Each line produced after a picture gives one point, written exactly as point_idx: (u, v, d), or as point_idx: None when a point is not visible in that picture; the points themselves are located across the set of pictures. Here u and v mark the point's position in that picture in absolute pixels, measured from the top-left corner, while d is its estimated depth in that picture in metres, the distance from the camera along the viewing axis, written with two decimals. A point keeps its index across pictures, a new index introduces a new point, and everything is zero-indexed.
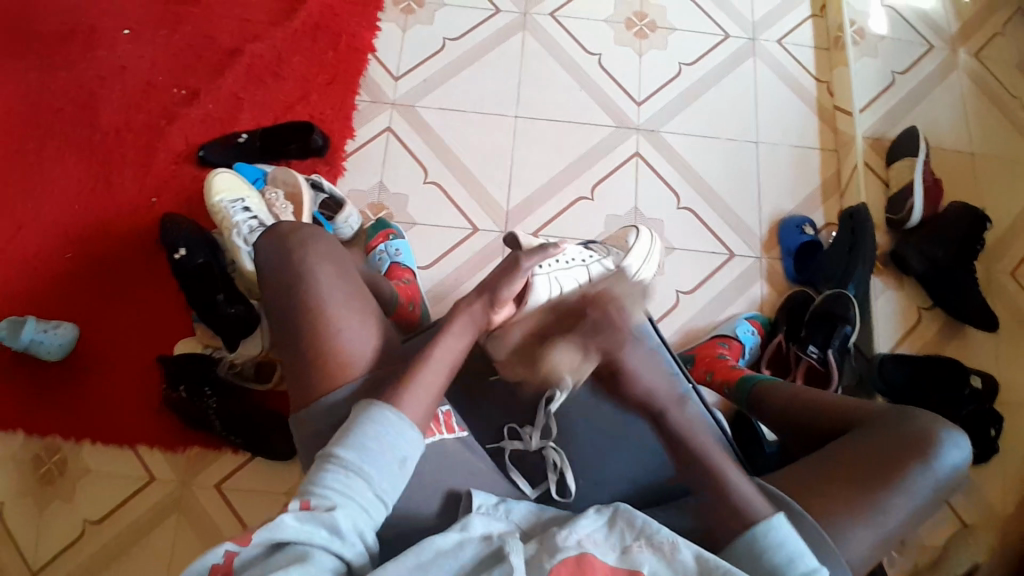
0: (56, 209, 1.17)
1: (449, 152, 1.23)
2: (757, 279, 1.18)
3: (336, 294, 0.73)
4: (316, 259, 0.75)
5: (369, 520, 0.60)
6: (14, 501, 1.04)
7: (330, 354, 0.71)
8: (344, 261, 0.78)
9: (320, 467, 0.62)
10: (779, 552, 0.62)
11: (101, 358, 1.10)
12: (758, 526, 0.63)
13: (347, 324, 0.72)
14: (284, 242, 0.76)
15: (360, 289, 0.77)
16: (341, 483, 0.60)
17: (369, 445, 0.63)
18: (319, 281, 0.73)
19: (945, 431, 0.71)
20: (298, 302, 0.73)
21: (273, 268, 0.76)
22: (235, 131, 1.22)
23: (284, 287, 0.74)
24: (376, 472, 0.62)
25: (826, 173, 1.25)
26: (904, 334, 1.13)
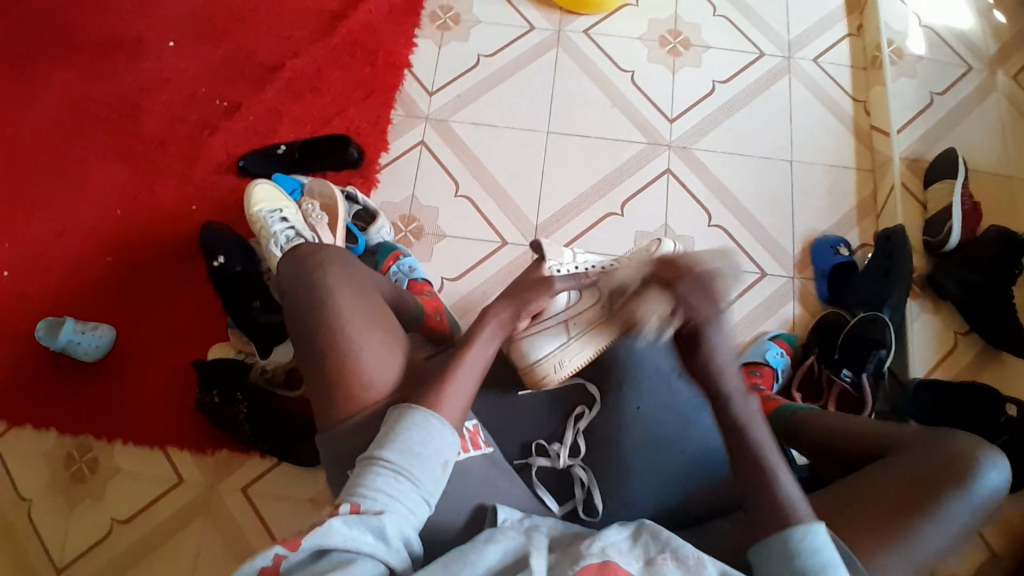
0: (100, 215, 1.21)
1: (480, 166, 1.25)
2: (788, 299, 1.17)
3: (352, 311, 0.75)
4: (333, 279, 0.77)
5: (412, 523, 0.63)
6: (49, 497, 1.07)
7: (348, 371, 0.72)
8: (361, 280, 0.80)
9: (365, 471, 0.64)
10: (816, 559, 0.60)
11: (137, 360, 1.13)
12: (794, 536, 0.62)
13: (362, 343, 0.73)
14: (303, 262, 0.78)
15: (378, 308, 0.79)
16: (387, 487, 0.63)
17: (414, 450, 0.66)
18: (337, 299, 0.75)
19: (984, 455, 0.70)
20: (317, 320, 0.74)
21: (292, 289, 0.78)
22: (274, 143, 1.25)
23: (303, 306, 0.76)
24: (421, 476, 0.65)
25: (862, 194, 1.23)
26: (939, 360, 1.11)
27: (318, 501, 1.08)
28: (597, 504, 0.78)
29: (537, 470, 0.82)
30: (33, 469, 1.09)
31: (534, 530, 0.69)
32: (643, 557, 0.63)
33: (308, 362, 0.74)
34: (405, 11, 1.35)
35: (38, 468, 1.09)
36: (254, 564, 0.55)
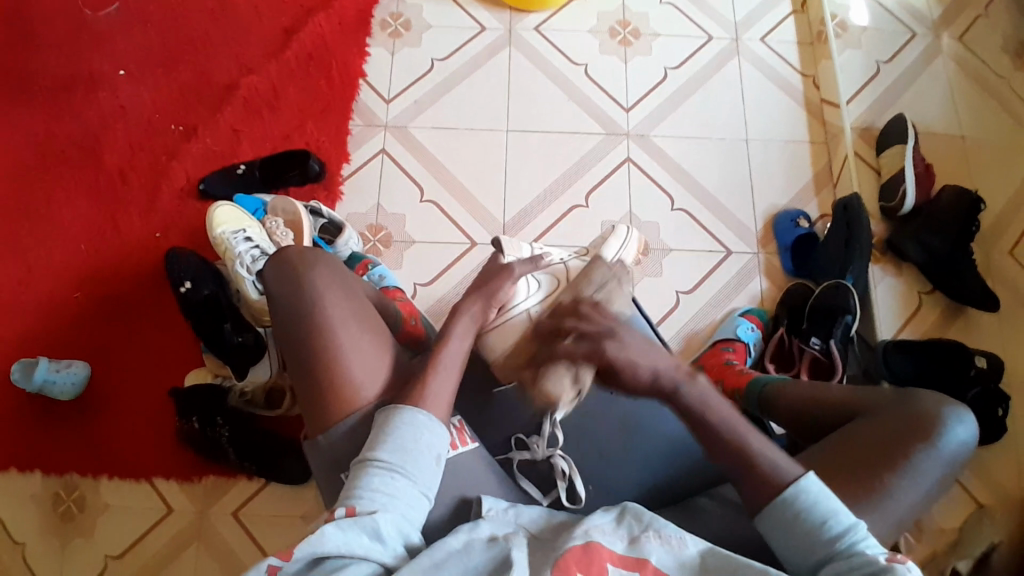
0: (66, 252, 1.20)
1: (443, 169, 1.26)
2: (756, 274, 1.19)
3: (341, 312, 0.77)
4: (322, 282, 0.79)
5: (409, 519, 0.67)
6: (38, 539, 1.06)
7: (337, 375, 0.75)
8: (347, 282, 0.82)
9: (360, 472, 0.68)
10: (814, 510, 0.64)
11: (114, 395, 1.12)
12: (793, 490, 0.65)
13: (350, 348, 0.76)
14: (291, 265, 0.81)
15: (365, 307, 0.81)
16: (383, 485, 0.67)
17: (406, 447, 0.70)
18: (325, 301, 0.78)
19: (950, 410, 0.73)
20: (308, 322, 0.77)
21: (279, 292, 0.80)
22: (234, 164, 1.24)
23: (291, 308, 0.78)
24: (414, 471, 0.69)
25: (818, 166, 1.26)
26: (907, 320, 1.13)
27: (309, 517, 1.08)
28: (580, 490, 0.81)
29: (517, 463, 0.85)
30: (19, 513, 1.07)
31: (520, 520, 0.72)
32: (627, 536, 0.67)
33: (299, 368, 0.76)
34: (355, 21, 1.35)
35: (23, 512, 1.07)
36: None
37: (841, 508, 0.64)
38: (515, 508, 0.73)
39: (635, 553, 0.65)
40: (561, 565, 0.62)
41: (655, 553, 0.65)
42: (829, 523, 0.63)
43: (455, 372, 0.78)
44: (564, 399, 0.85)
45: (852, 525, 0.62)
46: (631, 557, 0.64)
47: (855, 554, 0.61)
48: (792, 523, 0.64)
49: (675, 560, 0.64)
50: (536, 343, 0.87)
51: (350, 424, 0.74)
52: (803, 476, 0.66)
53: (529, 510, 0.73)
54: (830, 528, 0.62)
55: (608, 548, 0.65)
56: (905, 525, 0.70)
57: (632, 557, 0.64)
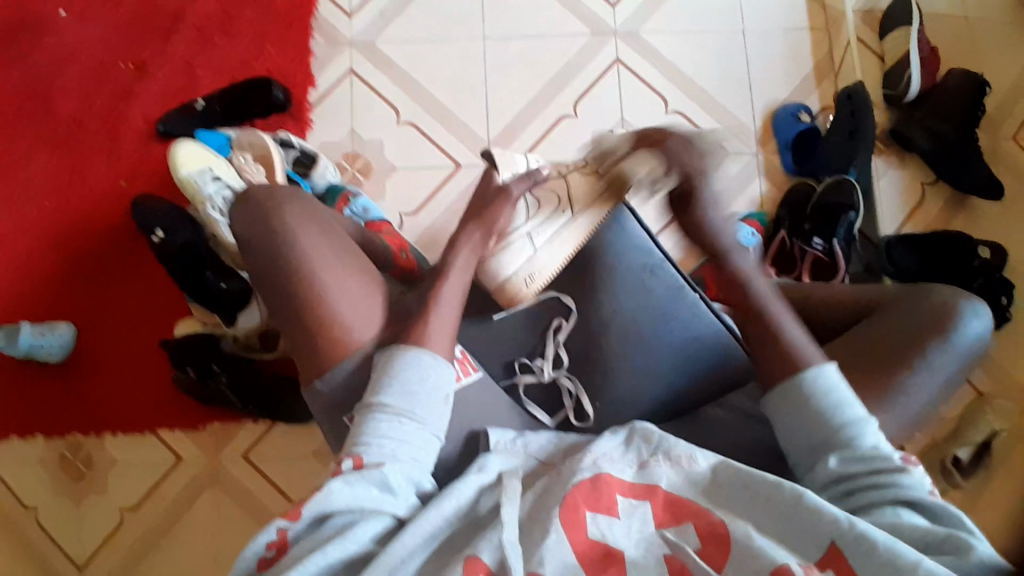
0: (28, 208, 1.13)
1: (418, 87, 1.17)
2: (756, 176, 1.14)
3: (318, 250, 0.73)
4: (293, 220, 0.74)
5: (419, 464, 0.66)
6: (53, 499, 1.06)
7: (326, 319, 0.71)
8: (323, 217, 0.78)
9: (366, 419, 0.66)
10: (826, 399, 0.66)
11: (105, 353, 1.09)
12: (810, 372, 0.68)
13: (336, 291, 0.72)
14: (258, 207, 0.75)
15: (345, 243, 0.77)
16: (391, 430, 0.66)
17: (411, 390, 0.68)
18: (299, 240, 0.73)
19: (966, 303, 0.74)
20: (285, 265, 0.73)
21: (249, 233, 0.75)
22: (191, 99, 1.15)
23: (264, 249, 0.74)
24: (421, 414, 0.68)
25: (819, 55, 1.17)
26: (911, 213, 1.10)
27: (321, 454, 1.09)
28: (588, 408, 0.81)
29: (523, 388, 0.84)
30: (28, 478, 1.07)
31: (529, 450, 0.72)
32: (636, 462, 0.67)
33: (284, 314, 0.73)
34: None
35: (31, 475, 1.07)
36: (258, 540, 0.60)
37: (852, 403, 0.66)
38: (522, 437, 0.74)
39: (644, 480, 0.64)
40: (570, 505, 0.60)
41: (664, 477, 0.64)
42: (840, 414, 0.66)
43: (456, 307, 0.76)
44: (566, 319, 0.84)
45: (864, 419, 0.65)
46: (640, 485, 0.64)
47: (859, 446, 0.64)
48: (803, 404, 0.67)
49: (688, 481, 0.64)
50: (538, 266, 0.84)
51: (350, 376, 0.72)
52: (826, 363, 0.69)
53: (536, 438, 0.74)
54: (839, 416, 0.66)
55: (618, 479, 0.64)
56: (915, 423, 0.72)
57: (642, 484, 0.64)
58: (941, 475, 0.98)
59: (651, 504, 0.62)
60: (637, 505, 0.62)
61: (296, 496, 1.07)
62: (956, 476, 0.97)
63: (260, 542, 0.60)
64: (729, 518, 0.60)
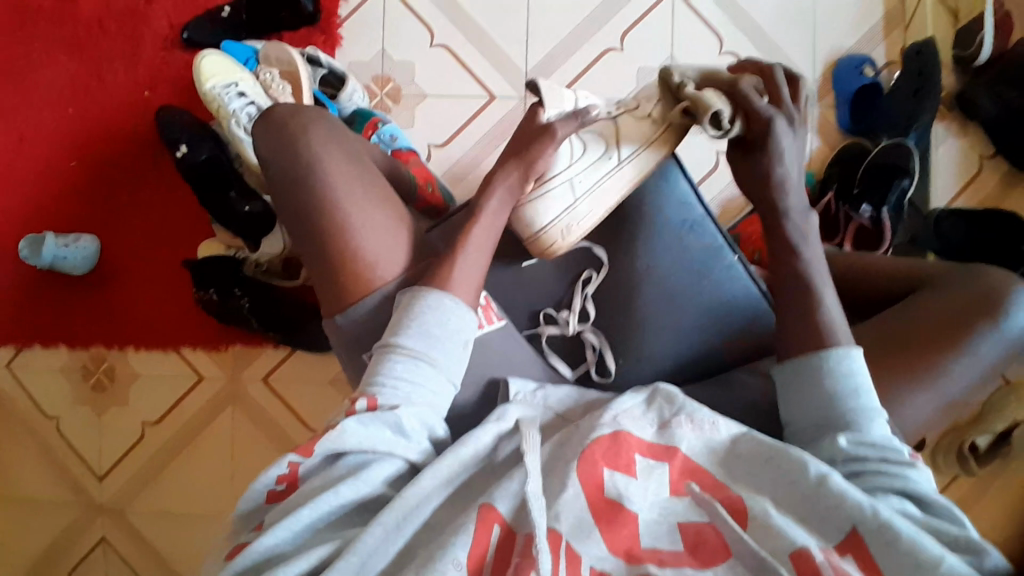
0: (46, 112, 1.09)
1: (455, 6, 1.09)
2: (808, 131, 1.07)
3: (343, 175, 0.70)
4: (319, 141, 0.71)
5: (433, 409, 0.65)
6: (77, 406, 1.09)
7: (348, 253, 0.69)
8: (351, 144, 0.75)
9: (381, 359, 0.65)
10: (848, 381, 0.63)
11: (126, 269, 1.09)
12: (837, 353, 0.64)
13: (364, 227, 0.69)
14: (286, 129, 0.72)
15: (375, 177, 0.73)
16: (406, 373, 0.64)
17: (430, 333, 0.66)
18: (324, 163, 0.70)
19: (1017, 291, 0.72)
20: (308, 192, 0.70)
21: (274, 152, 0.73)
22: (216, 4, 1.08)
23: (291, 175, 0.71)
24: (439, 359, 0.66)
25: (890, 2, 1.07)
26: (966, 184, 1.04)
27: (338, 383, 1.10)
28: (610, 365, 0.80)
29: (547, 338, 0.83)
30: (54, 385, 1.09)
31: (548, 402, 0.72)
32: (657, 421, 0.66)
33: (307, 248, 0.71)
34: None
35: (56, 384, 1.09)
36: (270, 473, 0.60)
37: (868, 388, 0.62)
38: (544, 389, 0.74)
39: (665, 440, 0.63)
40: (588, 458, 0.60)
41: (685, 440, 0.63)
42: (855, 396, 0.62)
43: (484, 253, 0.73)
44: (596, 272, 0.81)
45: (876, 410, 0.62)
46: (661, 445, 0.63)
47: (868, 433, 0.61)
48: (819, 380, 0.64)
49: (708, 450, 0.63)
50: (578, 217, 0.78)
51: (373, 333, 0.70)
52: (851, 346, 0.64)
53: (557, 392, 0.73)
54: (856, 400, 0.62)
55: (637, 437, 0.63)
56: (950, 407, 0.72)
57: (662, 444, 0.63)
58: (957, 459, 0.98)
59: (669, 467, 0.61)
60: (656, 466, 0.61)
61: (312, 422, 1.09)
62: (971, 461, 0.97)
63: (271, 475, 0.60)
64: (748, 495, 0.59)
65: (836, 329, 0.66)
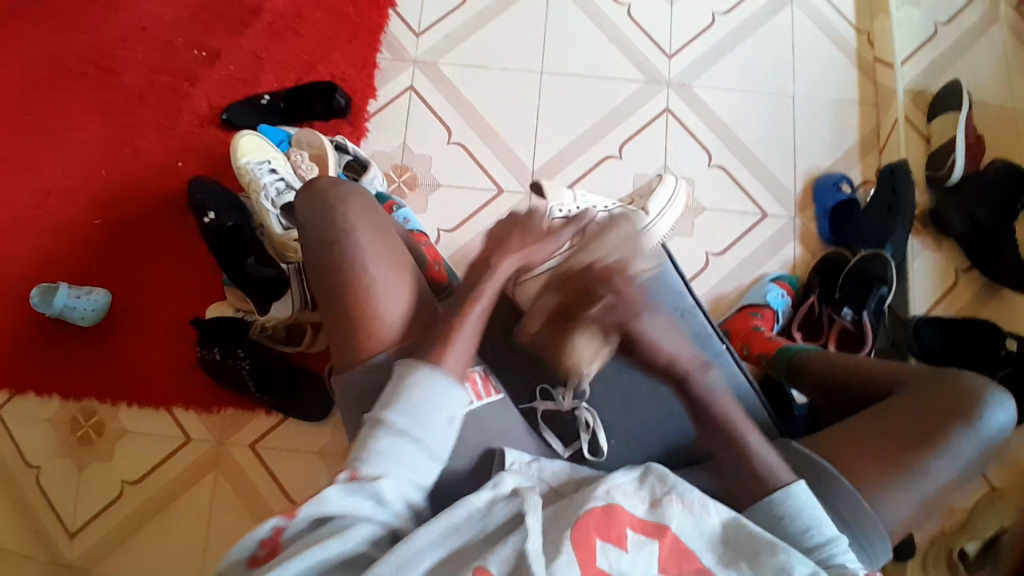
0: (85, 175, 1.18)
1: (472, 110, 1.21)
2: (790, 240, 1.15)
3: (372, 246, 0.74)
4: (354, 214, 0.76)
5: (417, 486, 0.64)
6: (60, 459, 1.08)
7: (367, 315, 0.72)
8: (379, 216, 0.79)
9: (370, 433, 0.65)
10: (798, 522, 0.65)
11: (132, 324, 1.12)
12: (779, 493, 0.66)
13: (382, 289, 0.73)
14: (322, 198, 0.77)
15: (397, 245, 0.77)
16: (392, 449, 0.63)
17: (418, 411, 0.65)
18: (356, 234, 0.75)
19: (991, 393, 0.73)
20: (335, 259, 0.74)
21: (309, 221, 0.77)
22: (257, 93, 1.20)
23: (320, 238, 0.76)
24: (426, 437, 0.65)
25: (865, 129, 1.20)
26: (941, 296, 1.11)
27: (325, 454, 1.09)
28: (602, 445, 0.81)
29: (542, 413, 0.85)
30: (41, 435, 1.09)
31: (543, 474, 0.72)
32: (648, 499, 0.67)
33: (326, 307, 0.74)
34: None
35: (42, 433, 1.09)
36: (256, 535, 0.59)
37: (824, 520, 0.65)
38: (537, 462, 0.74)
39: (655, 518, 0.64)
40: (580, 530, 0.60)
41: (676, 519, 0.64)
42: (811, 532, 0.64)
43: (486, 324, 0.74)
44: None
45: (836, 538, 0.64)
46: (651, 523, 0.63)
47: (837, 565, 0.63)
48: (776, 523, 0.66)
49: (698, 530, 0.64)
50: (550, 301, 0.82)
51: (367, 383, 0.71)
52: (792, 482, 0.67)
53: (551, 464, 0.73)
54: (812, 538, 0.64)
55: (629, 512, 0.64)
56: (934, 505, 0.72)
57: (652, 522, 0.63)
58: (946, 567, 0.98)
59: (659, 544, 0.61)
60: (646, 542, 0.61)
61: (294, 494, 1.07)
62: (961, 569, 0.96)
63: (256, 536, 0.59)
64: None
65: (773, 460, 0.69)
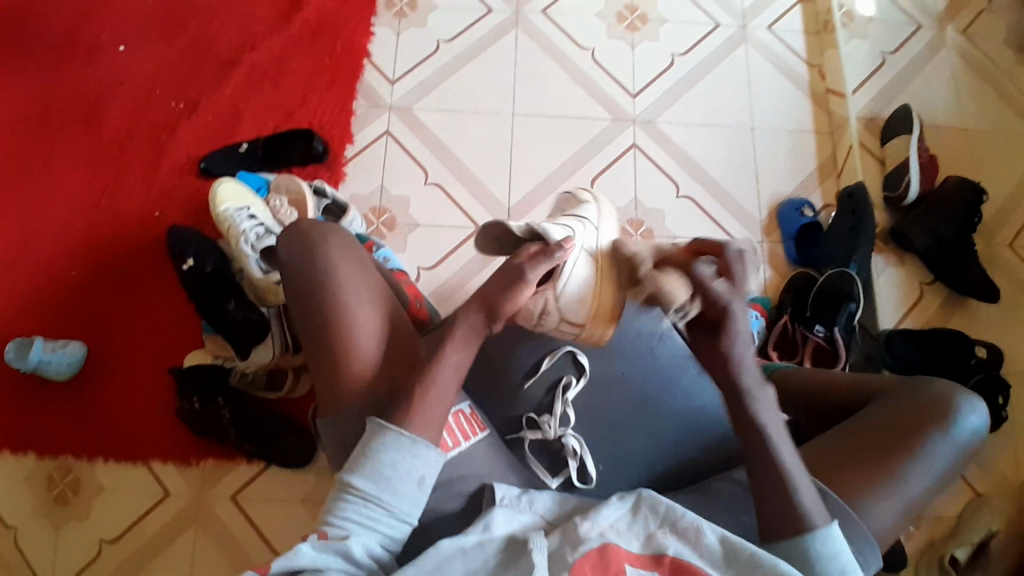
0: (61, 229, 1.17)
1: (448, 152, 1.24)
2: (759, 263, 1.19)
3: (355, 286, 0.75)
4: (335, 255, 0.76)
5: (387, 544, 0.66)
6: (34, 520, 1.05)
7: (350, 355, 0.72)
8: (359, 253, 0.79)
9: (338, 495, 0.67)
10: (832, 563, 0.65)
11: (110, 376, 1.10)
12: (817, 536, 0.65)
13: (365, 328, 0.73)
14: (305, 238, 0.77)
15: (376, 283, 0.78)
16: (357, 512, 0.65)
17: (384, 475, 0.66)
18: (337, 274, 0.75)
19: (963, 397, 0.76)
20: (319, 299, 0.74)
21: (290, 261, 0.77)
22: (235, 142, 1.22)
23: (303, 277, 0.75)
24: (392, 501, 0.66)
25: (822, 156, 1.26)
26: (909, 308, 1.15)
27: (310, 501, 1.07)
28: (591, 471, 0.80)
29: (529, 443, 0.83)
30: (14, 496, 1.05)
31: (536, 508, 0.72)
32: (642, 533, 0.67)
33: (311, 347, 0.74)
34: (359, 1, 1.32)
35: (16, 493, 1.06)
36: None
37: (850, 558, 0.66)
38: (528, 494, 0.73)
39: (651, 551, 0.65)
40: (578, 573, 0.62)
41: (673, 547, 0.65)
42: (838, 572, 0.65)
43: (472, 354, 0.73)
44: (576, 378, 0.83)
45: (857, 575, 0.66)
46: (647, 556, 0.65)
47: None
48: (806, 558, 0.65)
49: (694, 552, 0.65)
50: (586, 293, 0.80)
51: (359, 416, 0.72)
52: (829, 524, 0.66)
53: (542, 496, 0.73)
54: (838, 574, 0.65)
55: (625, 550, 0.64)
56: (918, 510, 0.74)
57: (649, 556, 0.65)
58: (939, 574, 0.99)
59: (657, 573, 0.63)
60: None
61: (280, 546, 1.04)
62: None
63: None
64: None
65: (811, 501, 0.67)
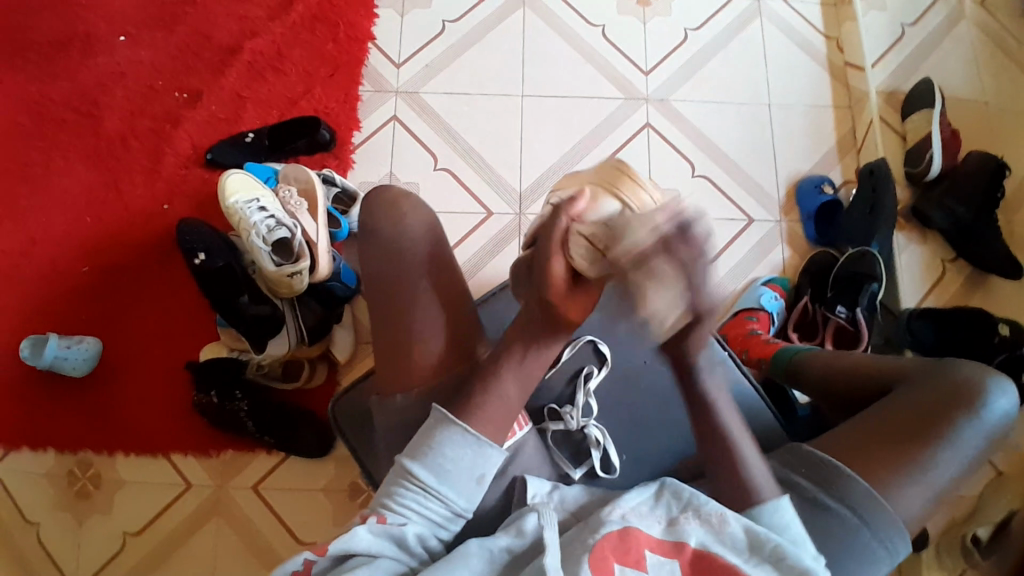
0: (69, 223, 1.16)
1: (456, 136, 1.22)
2: (778, 243, 1.17)
3: (421, 268, 0.74)
4: (411, 232, 0.75)
5: (438, 532, 0.66)
6: (55, 515, 1.05)
7: (409, 339, 0.72)
8: (439, 228, 0.78)
9: (396, 482, 0.66)
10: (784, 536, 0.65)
11: (123, 371, 1.10)
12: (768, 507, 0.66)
13: (422, 314, 0.73)
14: (385, 208, 0.76)
15: (449, 264, 0.77)
16: (416, 503, 0.65)
17: (445, 467, 0.65)
18: (407, 255, 0.75)
19: (991, 379, 0.74)
20: (389, 276, 0.74)
21: (369, 229, 0.77)
22: (241, 131, 1.20)
23: (377, 247, 0.76)
24: (451, 495, 0.65)
25: (841, 132, 1.23)
26: (931, 287, 1.13)
27: (329, 490, 1.07)
28: (615, 460, 0.79)
29: (551, 435, 0.82)
30: (34, 491, 1.06)
31: (559, 498, 0.70)
32: (665, 518, 0.65)
33: (377, 324, 0.74)
34: None
35: (36, 488, 1.06)
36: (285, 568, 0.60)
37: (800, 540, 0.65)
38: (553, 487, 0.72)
39: (673, 537, 0.63)
40: (599, 556, 0.60)
41: (694, 535, 0.63)
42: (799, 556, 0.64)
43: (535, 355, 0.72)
44: (599, 368, 0.84)
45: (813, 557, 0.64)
46: (669, 541, 0.63)
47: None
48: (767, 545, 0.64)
49: (716, 543, 0.63)
50: None
51: (407, 401, 0.72)
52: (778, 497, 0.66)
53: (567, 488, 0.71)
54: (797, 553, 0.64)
55: (646, 533, 0.63)
56: (948, 496, 0.72)
57: (670, 540, 0.63)
58: (961, 554, 0.99)
59: (679, 563, 0.61)
60: (666, 562, 0.61)
61: (302, 537, 1.04)
62: (975, 556, 0.96)
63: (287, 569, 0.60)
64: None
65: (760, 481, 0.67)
